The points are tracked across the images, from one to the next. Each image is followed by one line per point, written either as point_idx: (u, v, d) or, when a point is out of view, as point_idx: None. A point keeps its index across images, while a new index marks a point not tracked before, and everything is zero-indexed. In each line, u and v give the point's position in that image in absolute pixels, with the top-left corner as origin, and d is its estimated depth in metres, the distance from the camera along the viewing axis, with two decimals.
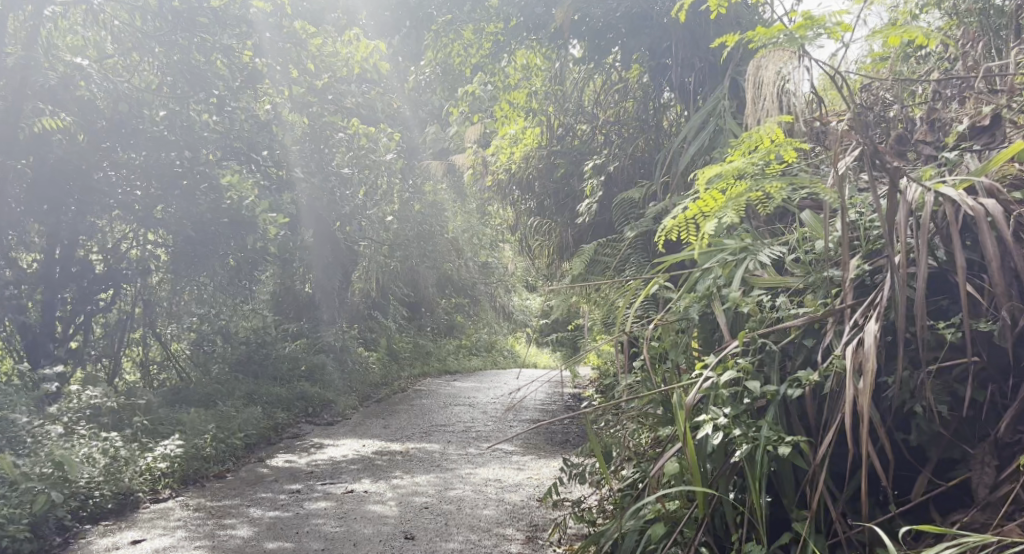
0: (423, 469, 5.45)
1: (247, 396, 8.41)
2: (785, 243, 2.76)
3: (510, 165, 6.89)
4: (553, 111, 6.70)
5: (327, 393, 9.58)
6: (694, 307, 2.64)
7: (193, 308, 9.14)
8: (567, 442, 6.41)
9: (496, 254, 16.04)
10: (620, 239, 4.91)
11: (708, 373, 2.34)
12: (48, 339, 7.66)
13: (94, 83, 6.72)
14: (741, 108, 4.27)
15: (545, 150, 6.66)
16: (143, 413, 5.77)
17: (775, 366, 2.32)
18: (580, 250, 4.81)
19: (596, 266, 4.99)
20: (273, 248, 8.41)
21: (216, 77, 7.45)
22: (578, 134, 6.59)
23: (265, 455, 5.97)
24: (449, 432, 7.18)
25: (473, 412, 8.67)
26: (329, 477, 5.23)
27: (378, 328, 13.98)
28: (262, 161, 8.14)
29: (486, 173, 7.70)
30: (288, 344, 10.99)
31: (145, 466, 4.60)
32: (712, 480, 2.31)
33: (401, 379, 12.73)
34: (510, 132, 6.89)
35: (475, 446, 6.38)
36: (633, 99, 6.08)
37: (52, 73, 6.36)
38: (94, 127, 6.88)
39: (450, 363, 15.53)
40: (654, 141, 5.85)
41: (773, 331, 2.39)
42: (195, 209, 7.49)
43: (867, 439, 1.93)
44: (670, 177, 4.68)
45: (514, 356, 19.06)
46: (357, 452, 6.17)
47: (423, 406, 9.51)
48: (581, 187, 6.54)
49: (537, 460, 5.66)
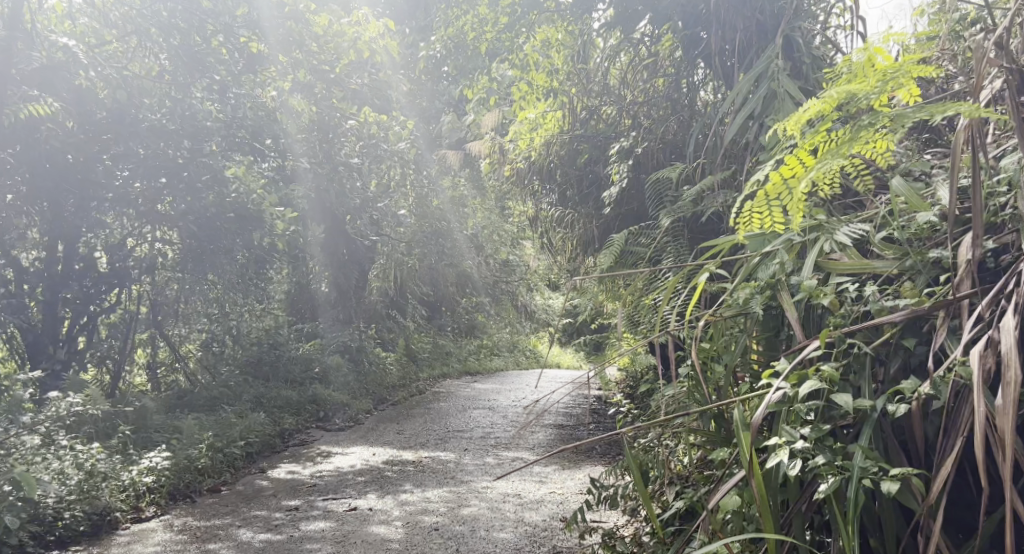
0: (435, 482, 4.98)
1: (255, 400, 8.01)
2: (866, 220, 2.25)
3: (531, 152, 6.44)
4: (576, 93, 6.22)
5: (342, 396, 9.17)
6: (755, 299, 2.12)
7: (200, 308, 8.76)
8: (593, 451, 5.90)
9: (517, 252, 15.52)
10: (651, 226, 4.40)
11: (781, 385, 1.83)
12: (49, 340, 7.28)
13: (93, 70, 6.48)
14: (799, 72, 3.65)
15: (567, 134, 6.20)
16: (137, 421, 5.37)
17: (867, 375, 1.79)
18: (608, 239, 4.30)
19: (625, 259, 4.49)
20: (281, 244, 8.01)
21: (218, 62, 7.09)
22: (603, 116, 6.12)
23: (267, 465, 5.54)
24: (466, 439, 6.71)
25: (492, 417, 8.18)
26: (332, 491, 4.77)
27: (397, 328, 13.59)
28: (266, 151, 7.72)
29: (505, 162, 7.22)
30: (302, 344, 10.60)
31: (129, 479, 4.19)
32: (787, 520, 1.80)
33: (420, 381, 12.30)
34: (530, 117, 6.48)
35: (494, 455, 5.91)
36: (664, 76, 5.56)
37: (36, 55, 6.05)
38: (86, 119, 6.59)
39: (470, 364, 15.13)
40: (688, 123, 5.35)
41: (861, 329, 1.87)
42: (200, 203, 7.12)
43: (1009, 477, 1.39)
44: (708, 156, 4.17)
45: (536, 356, 18.63)
46: (366, 461, 5.71)
47: (440, 409, 9.07)
48: (606, 174, 6.06)
49: (561, 472, 5.17)
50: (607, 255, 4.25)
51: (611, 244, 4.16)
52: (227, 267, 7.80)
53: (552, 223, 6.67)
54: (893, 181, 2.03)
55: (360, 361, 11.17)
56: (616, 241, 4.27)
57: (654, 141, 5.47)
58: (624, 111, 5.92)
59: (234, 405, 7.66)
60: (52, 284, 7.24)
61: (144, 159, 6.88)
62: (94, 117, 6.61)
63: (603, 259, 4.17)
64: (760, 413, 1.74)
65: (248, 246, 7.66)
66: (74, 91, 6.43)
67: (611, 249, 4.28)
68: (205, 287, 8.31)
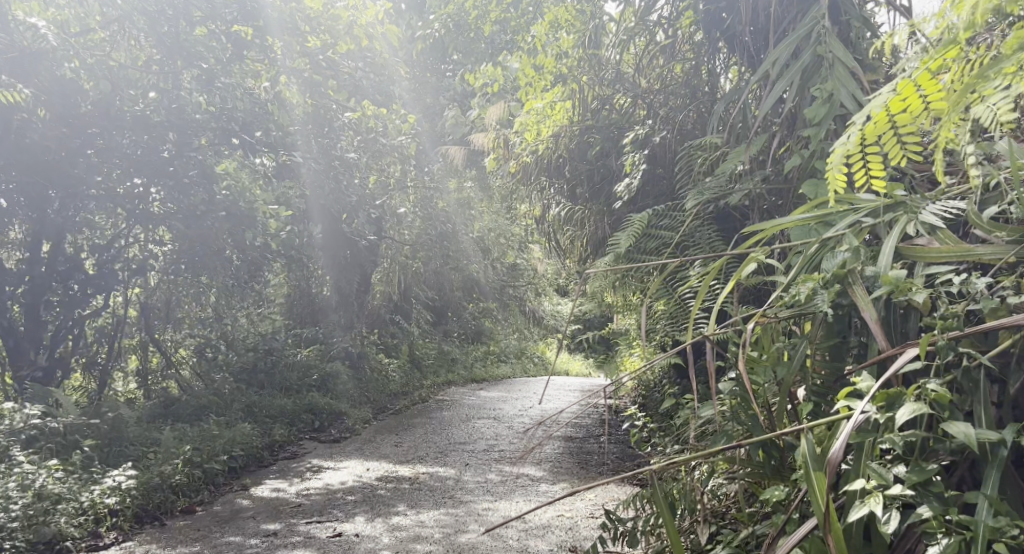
0: (432, 503, 4.53)
1: (247, 409, 7.59)
2: (955, 196, 1.80)
3: (537, 146, 6.08)
4: (587, 80, 5.80)
5: (340, 404, 8.73)
6: (819, 294, 1.67)
7: (191, 310, 8.34)
8: (606, 466, 5.50)
9: (524, 255, 15.02)
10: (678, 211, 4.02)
11: (865, 410, 1.39)
12: (31, 346, 6.85)
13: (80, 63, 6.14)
14: (845, 29, 3.05)
15: (576, 126, 5.82)
16: (111, 433, 4.97)
17: (985, 398, 1.35)
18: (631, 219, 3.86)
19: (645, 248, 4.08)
20: (275, 244, 7.63)
21: (206, 50, 6.70)
22: (617, 106, 5.73)
23: (251, 482, 5.10)
24: (468, 452, 6.25)
25: (497, 427, 7.76)
26: (317, 513, 4.32)
27: (400, 334, 13.11)
28: (257, 145, 7.21)
29: (511, 159, 6.78)
30: (300, 351, 10.16)
31: (88, 501, 3.77)
32: None
33: (423, 388, 11.82)
34: (536, 107, 6.02)
35: (498, 471, 5.45)
36: (682, 61, 5.15)
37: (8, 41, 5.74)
38: (71, 114, 6.29)
39: (476, 372, 14.74)
40: (708, 114, 4.98)
41: (973, 333, 1.42)
42: (187, 199, 6.77)
43: None
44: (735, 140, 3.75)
45: (545, 365, 18.30)
46: (358, 478, 5.26)
47: (443, 419, 8.65)
48: (619, 166, 5.66)
49: (571, 492, 4.72)
50: (626, 237, 3.86)
51: (633, 224, 3.78)
52: (217, 268, 7.39)
53: (560, 222, 6.22)
54: (1004, 141, 1.57)
55: (361, 367, 10.69)
56: (637, 222, 3.89)
57: (670, 130, 5.09)
58: (638, 99, 5.53)
59: (223, 415, 7.26)
60: (36, 284, 6.80)
61: (133, 158, 6.57)
62: (79, 114, 6.32)
63: (621, 241, 3.78)
64: (843, 448, 1.30)
65: (240, 246, 7.25)
66: (56, 82, 6.13)
67: (630, 230, 3.90)
68: (198, 289, 7.94)
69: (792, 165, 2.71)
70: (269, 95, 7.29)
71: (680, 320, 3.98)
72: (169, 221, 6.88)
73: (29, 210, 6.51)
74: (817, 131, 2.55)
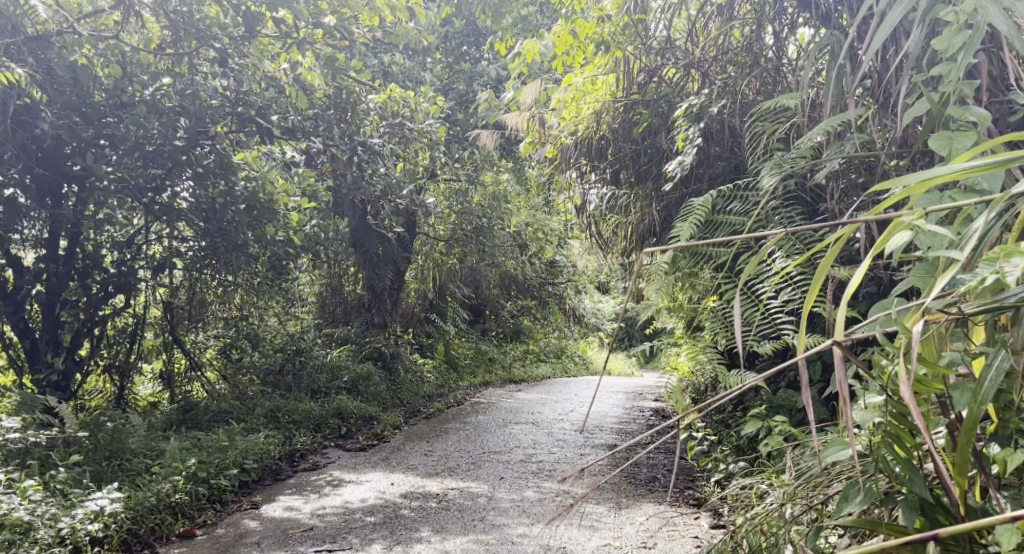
0: (460, 527, 3.97)
1: (270, 414, 7.15)
2: None
3: (576, 125, 5.55)
4: (632, 51, 5.18)
5: (370, 407, 8.26)
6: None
7: (216, 310, 7.96)
8: (655, 482, 4.93)
9: (563, 250, 14.38)
10: (746, 187, 3.51)
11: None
12: (48, 347, 6.53)
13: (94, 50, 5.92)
14: None
15: (619, 102, 5.25)
16: (113, 444, 4.55)
17: None
18: (689, 207, 3.21)
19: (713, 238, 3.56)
20: (298, 239, 7.17)
21: (215, 28, 6.05)
22: (664, 79, 5.17)
23: (263, 499, 4.61)
24: (503, 464, 5.69)
25: (536, 434, 7.20)
26: (331, 538, 3.79)
27: (436, 333, 12.60)
28: (274, 130, 6.68)
29: (547, 142, 6.22)
30: (330, 351, 9.73)
31: (67, 527, 3.34)
32: None
33: (460, 389, 11.28)
34: (575, 82, 5.47)
35: (534, 487, 4.86)
36: (740, 21, 4.60)
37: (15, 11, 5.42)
38: (82, 102, 5.97)
39: (516, 371, 14.20)
40: (772, 80, 4.56)
41: None
42: (207, 194, 6.39)
43: None
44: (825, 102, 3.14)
45: (585, 365, 17.76)
46: (380, 495, 4.72)
47: (479, 423, 8.12)
48: (670, 144, 5.14)
49: (619, 516, 4.12)
50: (687, 227, 3.21)
51: (696, 212, 3.11)
52: (240, 264, 6.97)
53: (603, 209, 5.64)
54: None
55: (395, 369, 10.15)
56: (698, 208, 3.25)
57: (730, 100, 4.61)
58: (691, 67, 4.98)
59: (243, 421, 6.83)
60: (52, 285, 6.44)
61: (145, 153, 5.99)
62: (92, 102, 6.00)
63: (681, 234, 3.09)
64: None
65: (261, 241, 6.79)
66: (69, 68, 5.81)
67: (692, 219, 3.25)
68: (222, 287, 7.57)
69: (911, 117, 2.04)
70: (291, 79, 6.65)
71: (758, 324, 3.42)
72: (188, 216, 6.53)
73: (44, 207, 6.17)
74: (950, 68, 1.95)
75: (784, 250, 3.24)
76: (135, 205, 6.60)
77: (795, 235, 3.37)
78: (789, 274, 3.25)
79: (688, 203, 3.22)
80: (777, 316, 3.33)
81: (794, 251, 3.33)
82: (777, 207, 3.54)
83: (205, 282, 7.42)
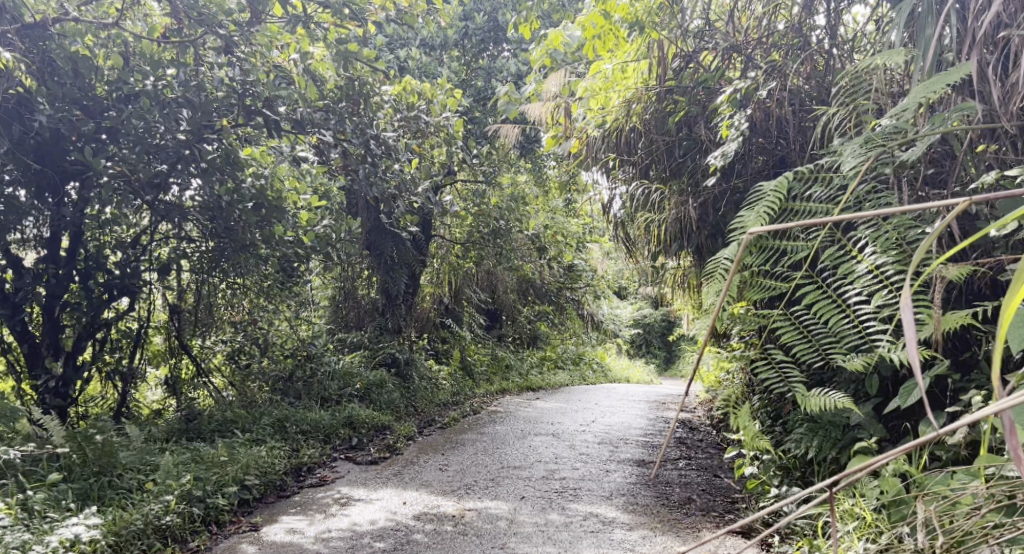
0: None
1: (278, 423, 6.79)
2: None
3: (604, 117, 5.12)
4: (669, 35, 4.75)
5: (383, 416, 7.88)
6: None
7: (224, 313, 7.60)
8: (692, 505, 4.50)
9: (583, 254, 13.91)
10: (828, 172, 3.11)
11: None
12: (48, 352, 6.21)
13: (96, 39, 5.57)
14: None
15: (654, 90, 4.84)
16: (103, 460, 4.21)
17: None
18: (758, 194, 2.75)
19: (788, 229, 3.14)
20: (307, 238, 6.80)
21: (223, 14, 5.65)
22: (703, 64, 4.76)
23: (264, 520, 4.23)
24: (524, 481, 5.27)
25: (557, 446, 6.79)
26: None
27: (452, 338, 12.19)
28: (281, 123, 6.29)
29: (572, 136, 5.81)
30: (343, 357, 9.36)
31: None
32: None
33: (477, 397, 10.86)
34: (603, 70, 5.02)
35: (559, 509, 4.45)
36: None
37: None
38: (84, 96, 5.67)
39: (534, 378, 13.74)
40: (825, 63, 4.16)
41: None
42: (212, 192, 6.03)
43: None
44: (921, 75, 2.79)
45: (603, 372, 17.28)
46: (391, 516, 4.32)
47: (497, 434, 7.71)
48: (710, 135, 4.73)
49: (654, 545, 3.70)
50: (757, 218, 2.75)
51: (769, 198, 2.70)
52: (249, 266, 6.61)
53: (635, 205, 5.23)
54: None
55: (409, 376, 9.75)
56: (771, 193, 2.80)
57: (779, 84, 4.20)
58: (733, 51, 4.58)
59: (249, 432, 6.47)
60: (52, 287, 6.08)
61: (151, 147, 5.64)
62: (93, 95, 5.70)
63: (752, 224, 2.68)
64: None
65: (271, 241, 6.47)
66: (70, 60, 5.47)
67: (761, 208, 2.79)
68: (231, 288, 7.23)
69: None
70: (300, 70, 6.27)
71: (844, 335, 2.99)
72: (193, 215, 6.18)
73: (45, 205, 5.85)
74: None
75: (881, 245, 2.83)
76: (139, 203, 6.24)
77: (884, 230, 2.94)
78: (880, 273, 2.82)
79: (761, 189, 2.81)
80: (867, 326, 2.91)
81: (889, 247, 2.89)
82: (870, 194, 3.11)
83: (212, 284, 7.08)
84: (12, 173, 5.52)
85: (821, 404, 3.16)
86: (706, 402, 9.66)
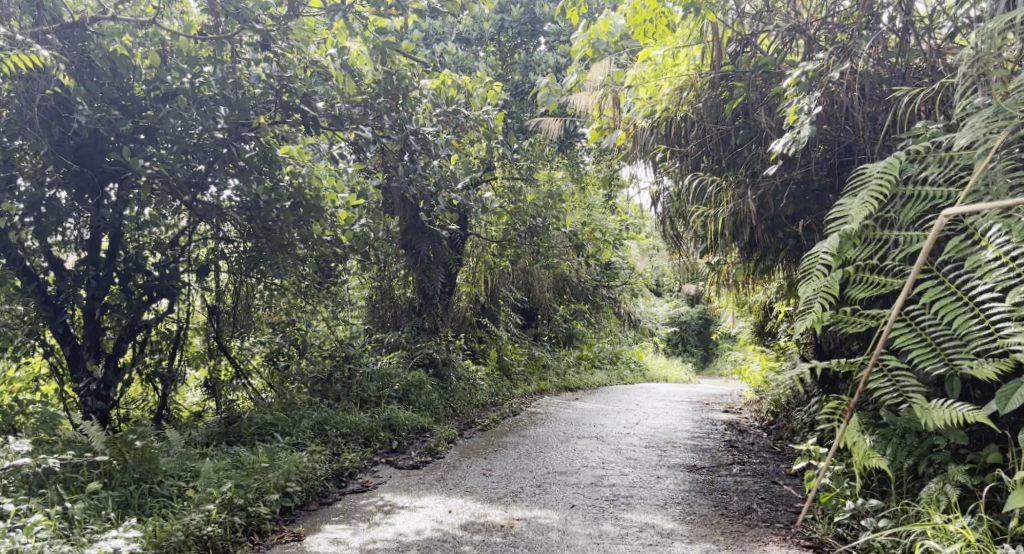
0: None
1: (317, 426, 6.67)
2: None
3: (653, 107, 4.91)
4: (726, 18, 4.50)
5: (423, 418, 7.73)
6: None
7: (262, 314, 7.51)
8: (754, 516, 4.25)
9: (620, 250, 13.63)
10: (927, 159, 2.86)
11: None
12: (89, 354, 6.17)
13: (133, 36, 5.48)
14: None
15: (708, 77, 4.61)
16: (144, 466, 4.11)
17: None
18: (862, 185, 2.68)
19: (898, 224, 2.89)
20: (344, 237, 6.65)
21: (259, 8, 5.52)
22: (763, 48, 4.50)
23: (306, 529, 4.08)
24: (572, 488, 5.06)
25: (603, 451, 6.56)
26: None
27: (488, 337, 12.01)
28: (319, 119, 6.15)
29: (617, 127, 5.59)
30: (381, 357, 9.23)
31: None
32: None
33: (515, 397, 10.67)
34: (652, 58, 4.80)
35: (613, 519, 4.24)
36: None
37: None
38: (122, 96, 5.59)
39: (571, 378, 13.50)
40: (898, 43, 3.88)
41: None
42: (249, 191, 5.92)
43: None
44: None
45: (640, 371, 16.97)
46: (438, 526, 4.14)
47: (539, 437, 7.51)
48: (770, 123, 4.48)
49: None
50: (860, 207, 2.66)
51: (874, 184, 2.66)
52: (287, 267, 6.49)
53: (688, 199, 4.98)
54: None
55: (447, 376, 9.60)
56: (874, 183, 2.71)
57: (849, 67, 3.94)
58: (796, 33, 4.32)
59: (289, 434, 6.36)
60: (93, 288, 6.03)
61: (190, 146, 5.55)
62: (132, 95, 5.62)
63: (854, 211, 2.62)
64: None
65: (308, 241, 6.35)
66: (108, 59, 5.39)
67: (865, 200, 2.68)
68: (269, 288, 7.13)
69: None
70: (337, 65, 6.13)
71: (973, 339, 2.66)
72: (231, 214, 6.08)
73: (85, 207, 5.79)
74: None
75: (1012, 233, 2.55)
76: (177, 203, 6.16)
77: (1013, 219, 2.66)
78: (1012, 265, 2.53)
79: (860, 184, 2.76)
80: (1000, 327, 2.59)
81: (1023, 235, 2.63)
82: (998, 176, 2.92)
83: (250, 284, 6.99)
84: (51, 175, 5.47)
85: (943, 415, 2.89)
86: (752, 403, 9.35)
